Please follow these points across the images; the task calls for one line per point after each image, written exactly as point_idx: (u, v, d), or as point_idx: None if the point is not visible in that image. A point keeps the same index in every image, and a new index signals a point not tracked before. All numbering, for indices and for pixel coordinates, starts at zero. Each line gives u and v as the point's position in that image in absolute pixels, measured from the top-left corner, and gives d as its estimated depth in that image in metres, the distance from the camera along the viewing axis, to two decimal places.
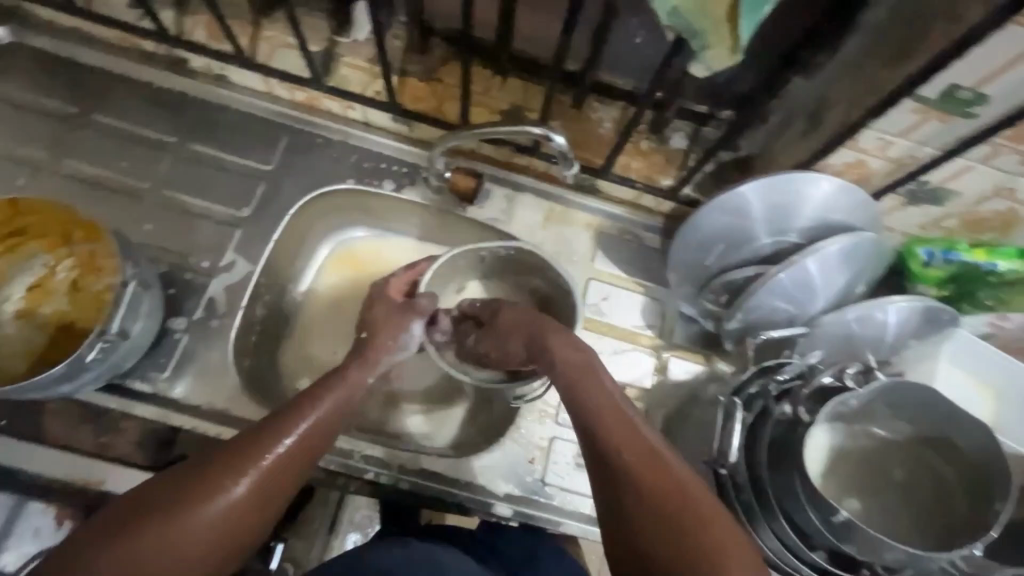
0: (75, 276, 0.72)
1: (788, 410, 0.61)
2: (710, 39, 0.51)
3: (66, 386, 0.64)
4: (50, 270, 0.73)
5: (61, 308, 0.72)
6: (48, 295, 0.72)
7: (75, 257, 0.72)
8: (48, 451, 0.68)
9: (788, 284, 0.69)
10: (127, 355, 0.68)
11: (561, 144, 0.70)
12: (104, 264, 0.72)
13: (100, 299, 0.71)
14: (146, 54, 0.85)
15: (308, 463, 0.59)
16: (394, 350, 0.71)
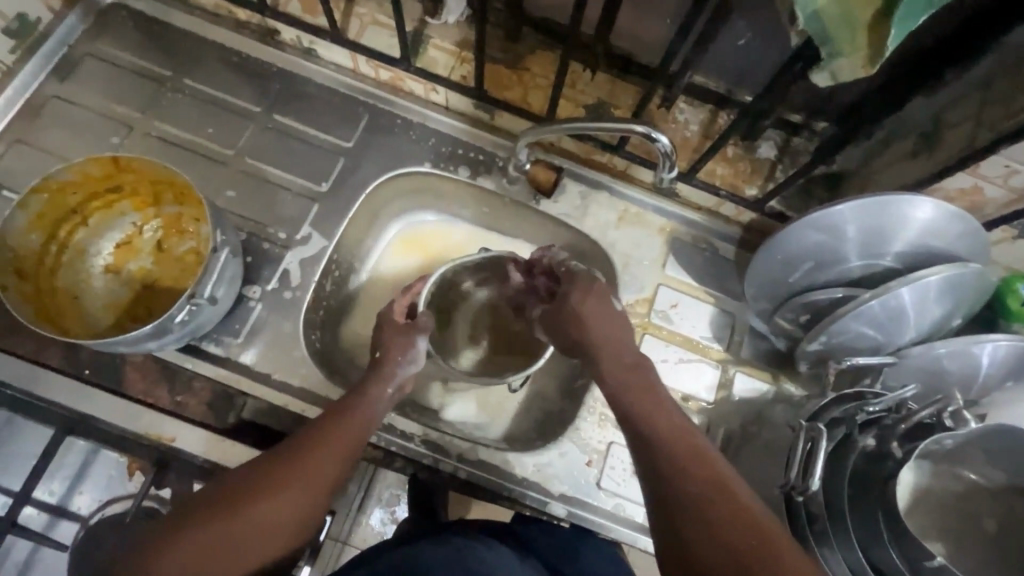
0: (162, 237, 0.75)
1: (873, 443, 0.59)
2: (843, 47, 0.48)
3: (153, 343, 0.66)
4: (137, 229, 0.75)
5: (146, 265, 0.75)
6: (134, 253, 0.75)
7: (162, 219, 0.75)
8: (125, 403, 0.70)
9: (880, 312, 0.66)
10: (208, 319, 0.69)
11: (666, 144, 0.68)
12: (193, 229, 0.75)
13: (185, 262, 0.75)
14: (239, 22, 0.86)
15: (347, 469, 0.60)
16: (403, 367, 0.69)
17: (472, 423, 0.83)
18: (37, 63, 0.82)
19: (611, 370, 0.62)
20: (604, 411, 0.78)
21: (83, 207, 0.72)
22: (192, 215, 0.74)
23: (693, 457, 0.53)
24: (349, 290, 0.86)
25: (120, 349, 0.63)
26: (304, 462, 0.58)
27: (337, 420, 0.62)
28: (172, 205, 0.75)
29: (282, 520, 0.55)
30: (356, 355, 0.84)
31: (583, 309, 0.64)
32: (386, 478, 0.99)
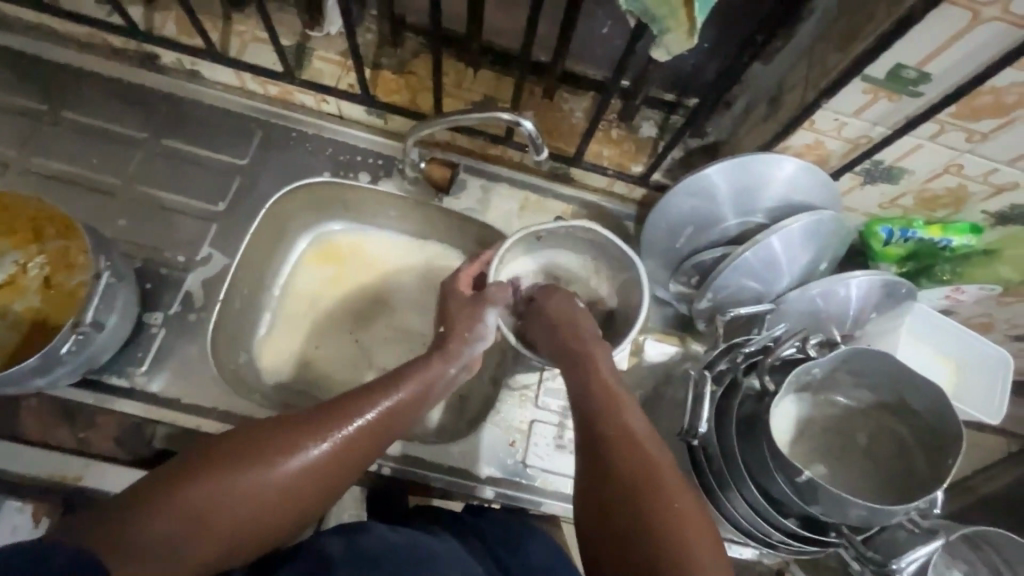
0: (48, 273, 0.72)
1: (756, 383, 0.64)
2: (668, 22, 0.53)
3: (42, 380, 0.64)
4: (22, 267, 0.72)
5: (34, 304, 0.72)
6: (20, 292, 0.72)
7: (48, 254, 0.72)
8: (25, 450, 0.68)
9: (754, 262, 0.72)
10: (104, 347, 0.68)
11: (530, 129, 0.72)
12: (81, 260, 0.72)
13: (74, 295, 0.71)
14: (115, 50, 0.85)
15: (378, 443, 0.63)
16: (473, 343, 0.74)
17: None
18: None
19: (580, 346, 0.69)
20: (525, 391, 0.81)
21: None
22: (77, 245, 0.72)
23: (610, 404, 0.61)
24: (261, 307, 0.86)
25: (1, 390, 0.61)
26: (338, 426, 0.60)
27: (383, 386, 0.65)
28: (56, 236, 0.72)
29: (307, 481, 0.57)
30: (277, 371, 0.84)
31: (556, 307, 0.73)
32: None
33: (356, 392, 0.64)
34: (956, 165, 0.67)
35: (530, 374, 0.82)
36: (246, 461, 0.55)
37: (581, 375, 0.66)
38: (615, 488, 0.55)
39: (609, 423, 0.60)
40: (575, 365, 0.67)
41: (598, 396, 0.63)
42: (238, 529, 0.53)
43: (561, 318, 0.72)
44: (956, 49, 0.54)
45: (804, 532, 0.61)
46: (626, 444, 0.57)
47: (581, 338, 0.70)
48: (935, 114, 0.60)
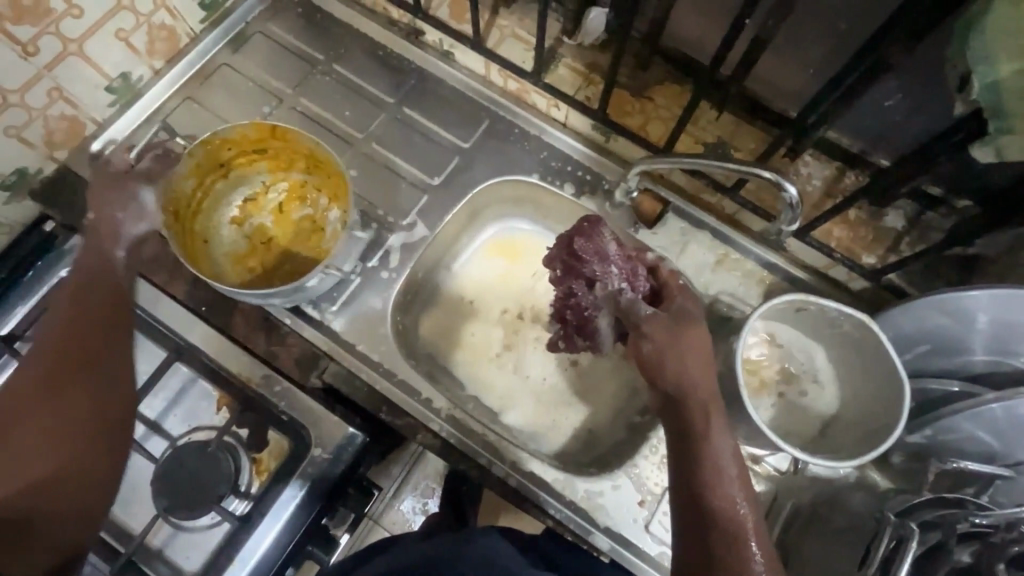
0: (284, 200, 0.83)
1: (966, 559, 0.54)
2: (1017, 123, 0.46)
3: (276, 299, 0.73)
4: (265, 189, 0.83)
5: (266, 223, 0.83)
6: (258, 210, 0.83)
7: (289, 184, 0.84)
8: (230, 344, 0.78)
9: (1004, 421, 0.59)
10: (323, 288, 0.78)
11: (793, 194, 0.67)
12: (313, 198, 0.83)
13: (300, 227, 0.82)
14: (391, 20, 0.93)
15: (116, 315, 0.63)
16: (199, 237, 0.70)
17: (529, 433, 0.84)
18: (218, 34, 0.92)
19: (680, 387, 0.61)
20: (668, 455, 0.76)
21: (229, 160, 0.80)
22: (314, 184, 0.83)
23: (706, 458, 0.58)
24: (437, 280, 0.90)
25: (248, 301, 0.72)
26: (77, 333, 0.60)
27: (79, 286, 0.62)
28: (299, 171, 0.82)
29: (98, 401, 0.58)
30: (432, 346, 0.87)
31: (685, 336, 0.63)
32: (425, 467, 1.04)
33: (106, 306, 0.62)
34: None
35: None
36: (30, 433, 0.55)
37: (694, 429, 0.59)
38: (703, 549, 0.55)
39: (715, 486, 0.57)
40: (701, 417, 0.60)
41: (708, 462, 0.58)
42: (52, 475, 0.54)
43: (688, 345, 0.62)
44: None
45: None
46: (711, 502, 0.56)
47: (698, 385, 0.60)
48: None
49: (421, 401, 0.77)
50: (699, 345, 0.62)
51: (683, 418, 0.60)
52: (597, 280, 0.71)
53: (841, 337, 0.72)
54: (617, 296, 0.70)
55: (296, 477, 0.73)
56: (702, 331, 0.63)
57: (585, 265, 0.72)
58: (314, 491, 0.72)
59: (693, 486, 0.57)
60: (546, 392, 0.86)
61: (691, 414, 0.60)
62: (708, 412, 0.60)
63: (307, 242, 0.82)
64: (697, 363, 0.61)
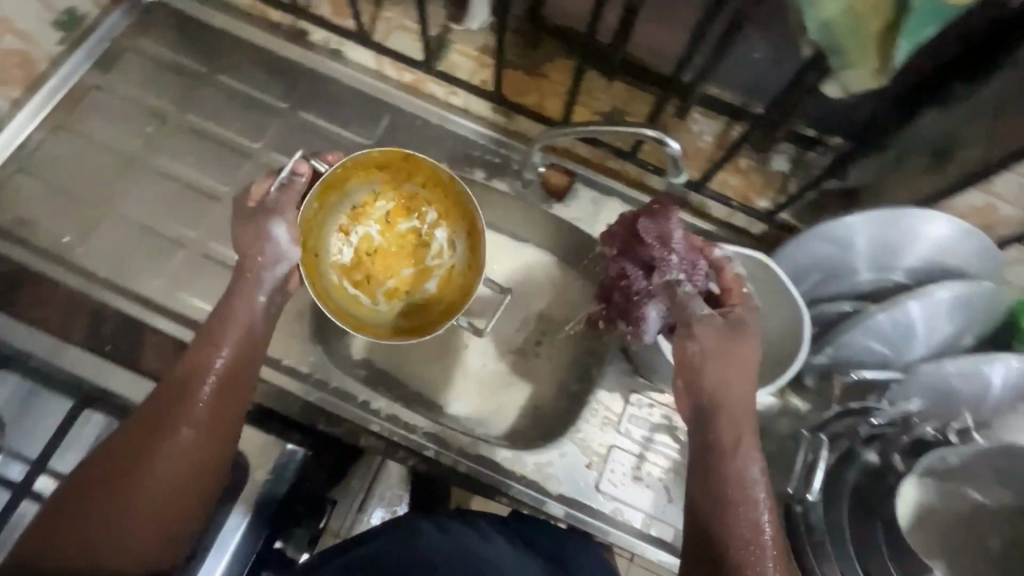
0: (391, 209, 0.81)
1: (876, 458, 0.59)
2: (855, 58, 0.50)
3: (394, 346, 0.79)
4: (374, 197, 0.80)
5: (372, 233, 0.81)
6: (365, 219, 0.80)
7: (399, 194, 0.80)
8: (141, 380, 0.73)
9: (888, 325, 0.66)
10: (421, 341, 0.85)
11: (674, 149, 0.70)
12: (422, 211, 0.81)
13: (406, 240, 0.82)
14: (272, 24, 0.90)
15: (240, 379, 0.62)
16: (268, 266, 0.65)
17: (477, 418, 0.85)
18: (81, 56, 0.86)
19: (716, 398, 0.59)
20: (609, 415, 0.79)
21: (352, 171, 0.76)
22: (433, 201, 0.80)
23: (734, 472, 0.57)
24: None
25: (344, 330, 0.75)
26: (195, 385, 0.59)
27: (211, 333, 0.62)
28: (417, 182, 0.79)
29: (200, 456, 0.58)
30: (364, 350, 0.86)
31: (731, 347, 0.60)
32: (389, 474, 1.02)
33: (231, 358, 0.62)
34: None
35: (614, 397, 0.80)
36: (144, 468, 0.56)
37: (722, 443, 0.58)
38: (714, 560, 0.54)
39: (739, 499, 0.56)
40: (729, 429, 0.58)
41: (734, 474, 0.57)
42: (156, 513, 0.55)
43: (734, 357, 0.60)
44: None
45: None
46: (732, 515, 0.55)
47: (735, 397, 0.59)
48: None
49: (359, 404, 0.76)
50: (746, 358, 0.60)
51: (706, 430, 0.59)
52: (657, 265, 0.68)
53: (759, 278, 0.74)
54: (674, 286, 0.66)
55: (240, 503, 0.70)
56: (753, 347, 0.61)
57: (643, 251, 0.69)
58: (260, 514, 0.70)
59: (715, 496, 0.56)
60: (487, 376, 0.87)
61: (720, 427, 0.59)
62: (735, 426, 0.58)
63: (410, 257, 0.82)
64: (737, 377, 0.60)
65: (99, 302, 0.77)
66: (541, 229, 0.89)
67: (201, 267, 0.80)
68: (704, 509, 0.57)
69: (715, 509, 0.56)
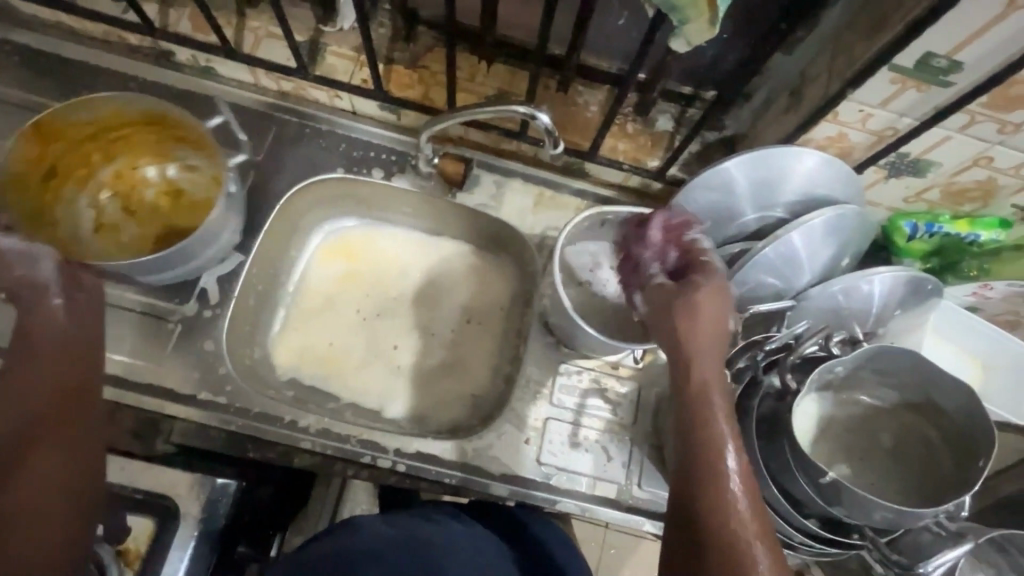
0: (121, 200, 0.82)
1: (777, 381, 0.63)
2: (688, 12, 0.53)
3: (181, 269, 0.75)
4: (98, 207, 0.82)
5: (133, 227, 0.82)
6: (114, 227, 0.81)
7: (109, 185, 0.82)
8: None
9: (774, 258, 0.71)
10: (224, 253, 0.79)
11: (546, 121, 0.73)
12: (146, 176, 0.83)
13: (155, 204, 0.82)
14: (132, 48, 0.85)
15: (81, 386, 0.58)
16: (33, 269, 0.59)
17: (415, 417, 0.85)
18: None
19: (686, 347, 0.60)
20: (540, 389, 0.80)
21: (41, 208, 0.78)
22: (128, 164, 0.83)
23: (707, 415, 0.58)
24: (273, 302, 0.86)
25: (172, 261, 0.72)
26: (24, 407, 0.55)
27: (23, 355, 0.57)
28: (112, 164, 0.82)
29: (64, 469, 0.54)
30: (290, 370, 0.85)
31: (689, 306, 0.61)
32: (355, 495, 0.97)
33: (61, 367, 0.58)
34: (986, 157, 0.65)
35: (542, 370, 0.82)
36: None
37: (690, 387, 0.60)
38: (694, 500, 0.55)
39: (716, 440, 0.57)
40: (701, 374, 0.60)
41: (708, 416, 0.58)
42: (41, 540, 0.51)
43: (696, 312, 0.60)
44: (988, 37, 0.52)
45: (826, 533, 0.62)
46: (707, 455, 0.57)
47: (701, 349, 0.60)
48: (969, 103, 0.58)
49: (286, 425, 0.74)
50: (710, 313, 0.60)
51: (679, 375, 0.61)
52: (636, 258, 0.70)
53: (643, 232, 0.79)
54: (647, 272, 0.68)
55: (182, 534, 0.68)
56: (717, 302, 0.61)
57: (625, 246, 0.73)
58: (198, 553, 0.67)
59: (689, 437, 0.58)
60: (418, 373, 0.87)
61: (688, 374, 0.60)
62: (710, 382, 0.59)
63: (175, 209, 0.82)
64: (706, 331, 0.60)
65: None
66: (448, 219, 0.90)
67: None
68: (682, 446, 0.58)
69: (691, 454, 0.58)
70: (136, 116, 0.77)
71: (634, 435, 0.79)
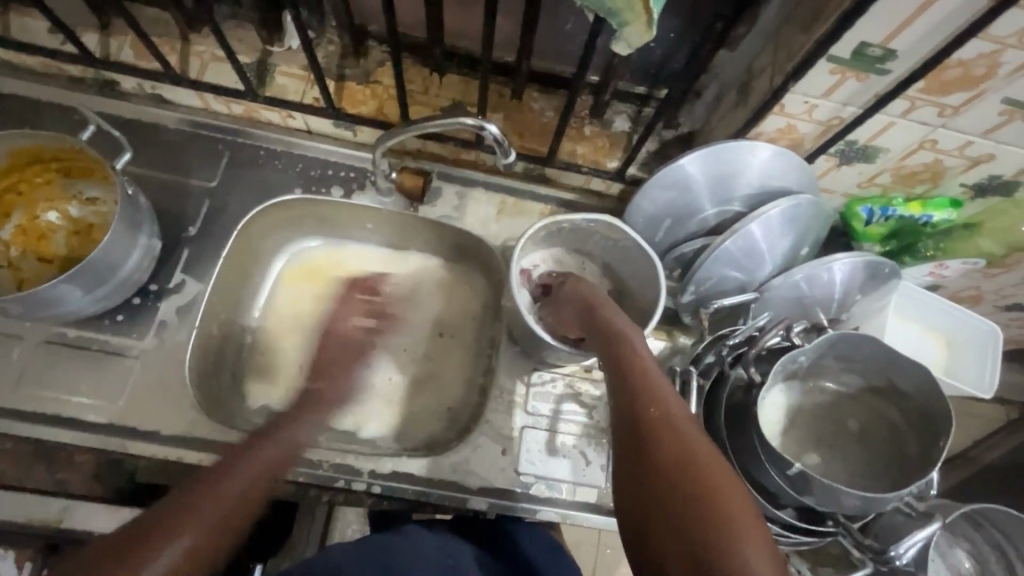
0: (29, 248, 0.74)
1: (743, 374, 0.64)
2: (626, 14, 0.53)
3: (88, 292, 0.70)
4: (9, 261, 0.73)
5: (46, 271, 0.73)
6: (28, 276, 0.73)
7: (15, 238, 0.74)
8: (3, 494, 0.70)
9: (734, 252, 0.72)
10: (138, 271, 0.74)
11: (495, 132, 0.73)
12: (49, 223, 0.75)
13: (66, 242, 0.74)
14: (74, 79, 0.82)
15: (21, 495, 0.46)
16: None
17: (391, 434, 0.84)
18: None
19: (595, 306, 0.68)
20: (514, 398, 0.80)
21: None
22: (28, 215, 0.75)
23: (625, 341, 0.61)
24: (238, 328, 0.85)
25: (89, 280, 0.68)
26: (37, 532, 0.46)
27: None
28: (10, 221, 0.75)
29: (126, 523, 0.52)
30: (260, 397, 0.83)
31: (579, 288, 0.72)
32: (346, 516, 0.97)
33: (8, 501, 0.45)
34: (931, 140, 0.66)
35: (516, 379, 0.81)
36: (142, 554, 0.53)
37: (605, 329, 0.64)
38: (627, 404, 0.54)
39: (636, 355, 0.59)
40: (614, 316, 0.65)
41: (623, 343, 0.61)
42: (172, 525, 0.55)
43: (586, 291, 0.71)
44: (917, 25, 0.53)
45: (801, 522, 0.62)
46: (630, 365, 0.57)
47: (603, 305, 0.67)
48: (907, 89, 0.59)
49: None
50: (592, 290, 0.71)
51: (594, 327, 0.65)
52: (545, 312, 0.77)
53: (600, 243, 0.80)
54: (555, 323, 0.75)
55: None
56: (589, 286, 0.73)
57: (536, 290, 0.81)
58: None
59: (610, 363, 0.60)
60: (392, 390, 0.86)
61: (602, 321, 0.65)
62: (621, 324, 0.64)
63: (85, 239, 0.74)
64: (602, 298, 0.69)
65: None
66: (413, 234, 0.90)
67: (47, 357, 0.73)
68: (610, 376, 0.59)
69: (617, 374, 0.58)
70: (11, 159, 0.71)
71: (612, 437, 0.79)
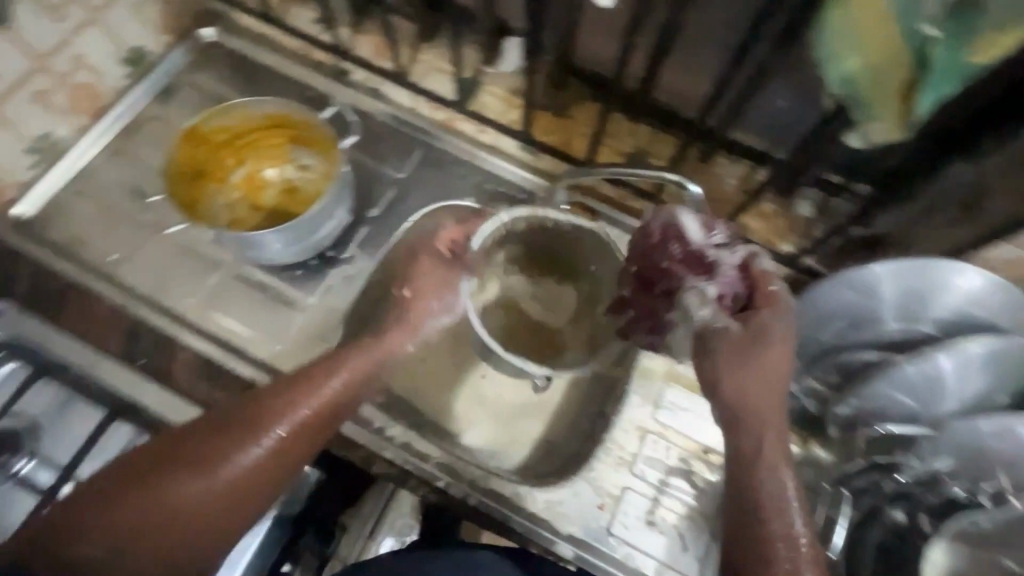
0: (251, 195, 0.86)
1: (902, 517, 0.65)
2: (877, 111, 0.51)
3: (283, 247, 0.79)
4: (231, 203, 0.85)
5: (260, 219, 0.85)
6: (244, 220, 0.85)
7: (240, 185, 0.86)
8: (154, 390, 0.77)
9: (915, 377, 0.64)
10: (325, 239, 0.83)
11: (695, 193, 0.72)
12: (268, 178, 0.86)
13: (280, 199, 0.86)
14: (317, 63, 0.94)
15: (118, 523, 0.56)
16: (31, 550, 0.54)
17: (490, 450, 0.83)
18: (143, 86, 0.91)
19: (754, 400, 0.64)
20: (623, 454, 0.79)
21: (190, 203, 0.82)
22: (253, 168, 0.86)
23: (767, 464, 0.62)
24: None
25: (293, 233, 0.77)
26: (130, 507, 0.57)
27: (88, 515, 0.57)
28: (239, 169, 0.86)
29: (226, 487, 0.60)
30: None
31: (771, 358, 0.65)
32: (400, 509, 0.91)
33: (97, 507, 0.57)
34: None
35: (627, 437, 0.80)
36: (202, 465, 0.60)
37: (753, 444, 0.63)
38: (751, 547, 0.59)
39: (784, 494, 0.60)
40: (760, 432, 0.63)
41: (764, 473, 0.62)
42: (248, 473, 0.61)
43: (762, 367, 0.65)
44: None
45: None
46: (765, 504, 0.60)
47: (765, 399, 0.64)
48: None
49: (374, 431, 0.79)
50: (775, 366, 0.65)
51: (740, 425, 0.65)
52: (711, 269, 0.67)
53: (580, 242, 0.82)
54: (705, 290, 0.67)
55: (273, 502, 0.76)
56: (783, 352, 0.65)
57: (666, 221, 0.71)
58: None
59: (748, 492, 0.61)
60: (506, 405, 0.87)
61: (750, 425, 0.64)
62: (765, 439, 0.63)
63: (296, 200, 0.85)
64: (765, 385, 0.65)
65: (135, 318, 0.80)
66: None
67: (237, 291, 0.83)
68: (743, 507, 0.61)
69: (755, 500, 0.61)
70: (262, 120, 0.83)
71: (713, 529, 0.75)
